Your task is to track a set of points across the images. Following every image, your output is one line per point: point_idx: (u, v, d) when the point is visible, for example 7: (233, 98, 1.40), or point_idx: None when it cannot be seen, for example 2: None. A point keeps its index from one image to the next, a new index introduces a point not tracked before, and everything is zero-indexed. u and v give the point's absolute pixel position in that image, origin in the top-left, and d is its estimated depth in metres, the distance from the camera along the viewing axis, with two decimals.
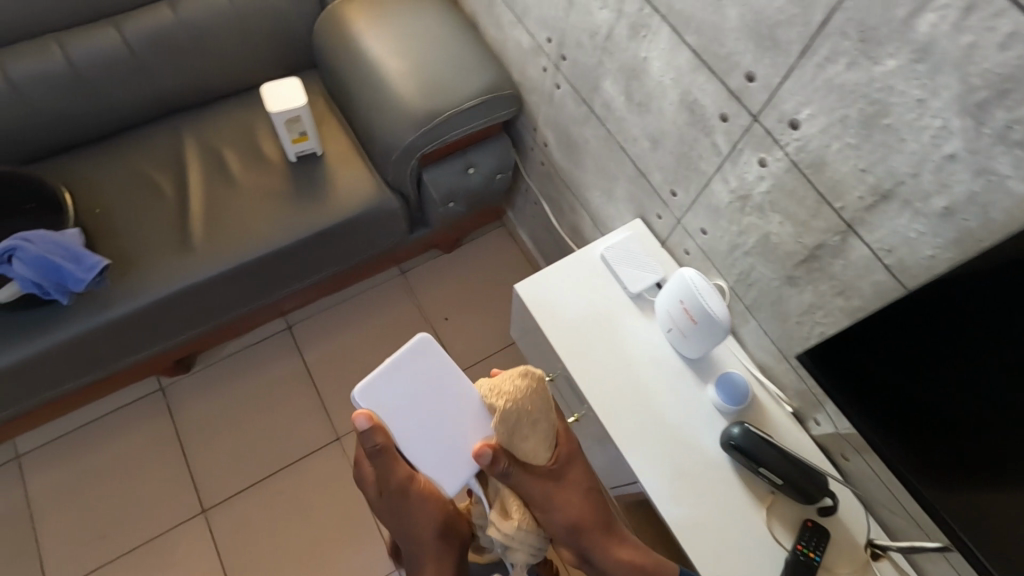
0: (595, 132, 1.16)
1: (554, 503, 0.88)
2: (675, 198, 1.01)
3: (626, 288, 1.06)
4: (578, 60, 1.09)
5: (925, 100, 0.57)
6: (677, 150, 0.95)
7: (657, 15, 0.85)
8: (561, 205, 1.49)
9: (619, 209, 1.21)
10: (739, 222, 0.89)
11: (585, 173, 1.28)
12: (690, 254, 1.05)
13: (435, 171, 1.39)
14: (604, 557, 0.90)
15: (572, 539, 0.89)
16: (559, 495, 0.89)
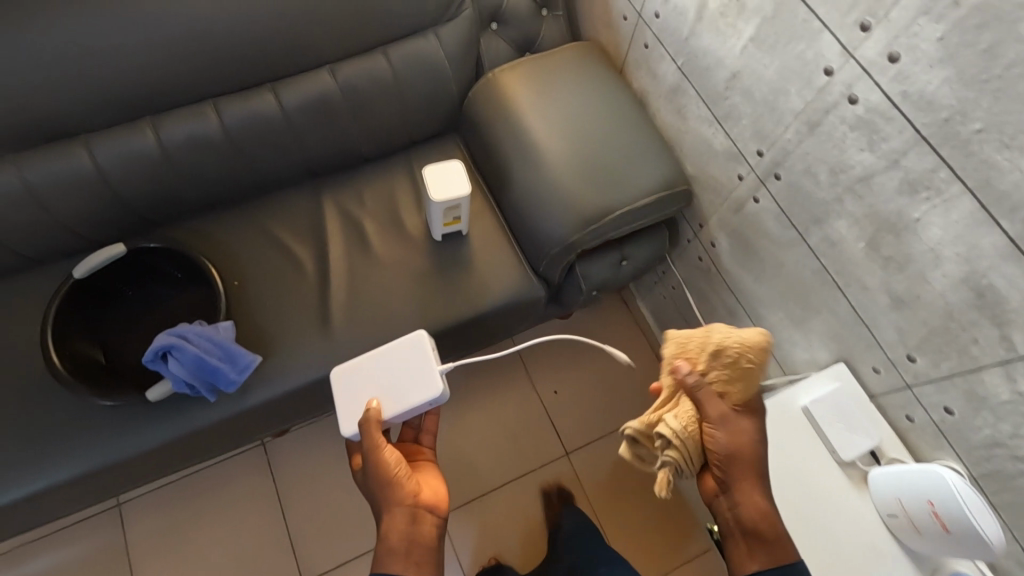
0: (800, 260, 1.03)
1: (722, 423, 0.81)
2: (913, 365, 0.88)
3: (834, 452, 0.95)
4: (800, 187, 0.96)
5: None
6: (938, 323, 0.82)
7: (959, 184, 0.72)
8: (714, 304, 1.36)
9: (812, 341, 1.08)
10: (1018, 424, 0.76)
11: (766, 290, 1.16)
12: (915, 421, 0.92)
13: (591, 265, 1.28)
14: (741, 500, 0.80)
15: (723, 466, 0.81)
16: (733, 425, 0.82)
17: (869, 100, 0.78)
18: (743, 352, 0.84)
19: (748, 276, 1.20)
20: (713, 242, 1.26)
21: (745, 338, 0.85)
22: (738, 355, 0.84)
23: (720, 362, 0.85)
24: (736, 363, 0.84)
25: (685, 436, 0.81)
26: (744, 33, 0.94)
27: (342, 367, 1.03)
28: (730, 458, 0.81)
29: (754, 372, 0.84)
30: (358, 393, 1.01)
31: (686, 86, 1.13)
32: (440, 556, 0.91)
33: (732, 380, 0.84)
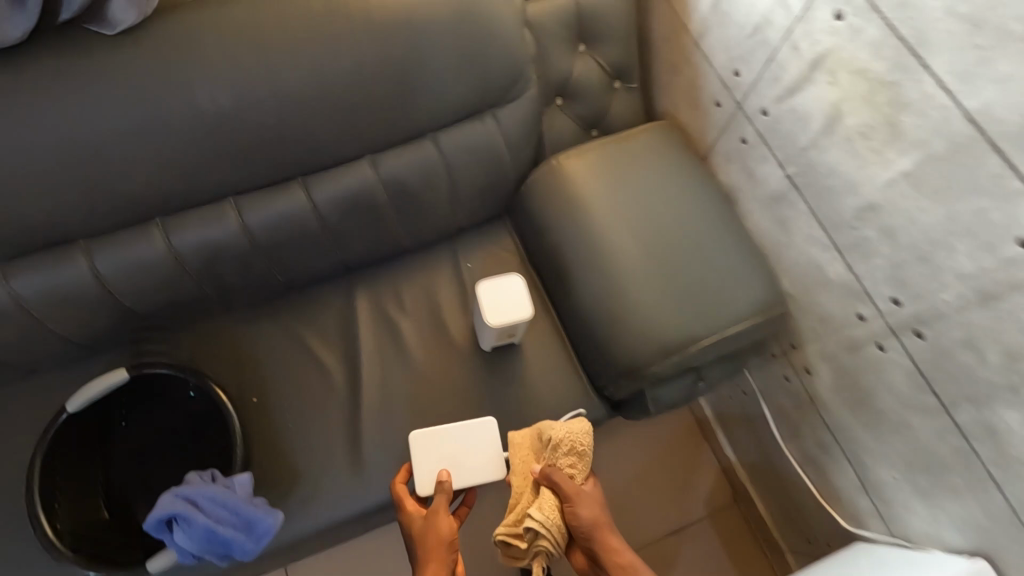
0: (938, 431, 0.84)
1: (578, 504, 0.84)
2: None
3: None
4: (955, 358, 0.77)
5: None
6: None
7: None
8: (801, 430, 1.18)
9: (940, 520, 0.90)
10: None
11: (880, 444, 0.97)
12: None
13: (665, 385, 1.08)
14: None
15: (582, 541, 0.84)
16: (578, 507, 0.84)
17: None
18: (564, 440, 0.89)
19: (855, 420, 1.01)
20: (808, 368, 1.08)
21: (554, 426, 0.90)
22: (565, 444, 0.88)
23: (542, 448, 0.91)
24: (555, 450, 0.89)
25: (551, 524, 0.84)
26: (896, 165, 0.75)
27: (421, 430, 0.93)
28: (592, 533, 0.84)
29: (578, 445, 0.89)
30: (428, 457, 0.93)
31: (796, 200, 0.94)
32: None
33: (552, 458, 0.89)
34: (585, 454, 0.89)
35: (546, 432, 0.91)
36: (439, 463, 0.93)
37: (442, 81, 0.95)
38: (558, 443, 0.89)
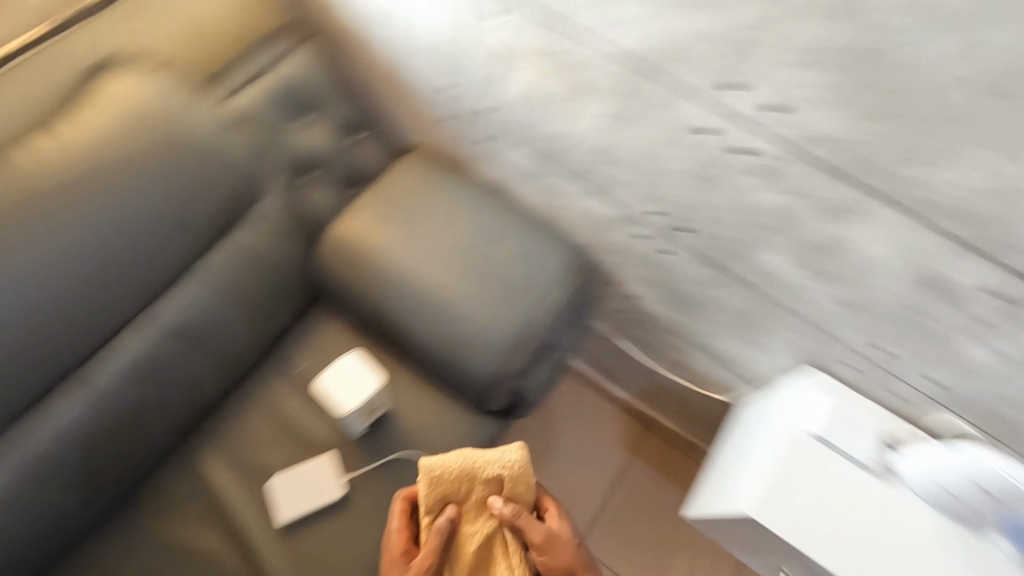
0: (735, 292, 1.00)
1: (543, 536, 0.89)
2: (886, 354, 0.90)
3: (858, 461, 0.93)
4: (714, 233, 0.92)
5: None
6: (906, 317, 0.82)
7: (881, 203, 0.71)
8: (655, 344, 1.32)
9: (773, 355, 1.08)
10: (1009, 381, 0.79)
11: (710, 324, 1.12)
12: (905, 397, 0.95)
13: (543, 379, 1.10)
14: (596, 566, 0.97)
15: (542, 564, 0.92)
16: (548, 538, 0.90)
17: (758, 150, 0.75)
18: (514, 479, 0.88)
19: (683, 316, 1.16)
20: (631, 293, 1.21)
21: (509, 464, 0.88)
22: (514, 479, 0.88)
23: (490, 473, 0.88)
24: (507, 485, 0.88)
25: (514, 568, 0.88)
26: (594, 112, 0.88)
27: (276, 476, 1.02)
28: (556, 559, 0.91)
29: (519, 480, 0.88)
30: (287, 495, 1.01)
31: (546, 169, 1.05)
32: None
33: (505, 493, 0.88)
34: (525, 488, 0.90)
35: (478, 473, 0.87)
36: (293, 495, 1.01)
37: (171, 218, 0.91)
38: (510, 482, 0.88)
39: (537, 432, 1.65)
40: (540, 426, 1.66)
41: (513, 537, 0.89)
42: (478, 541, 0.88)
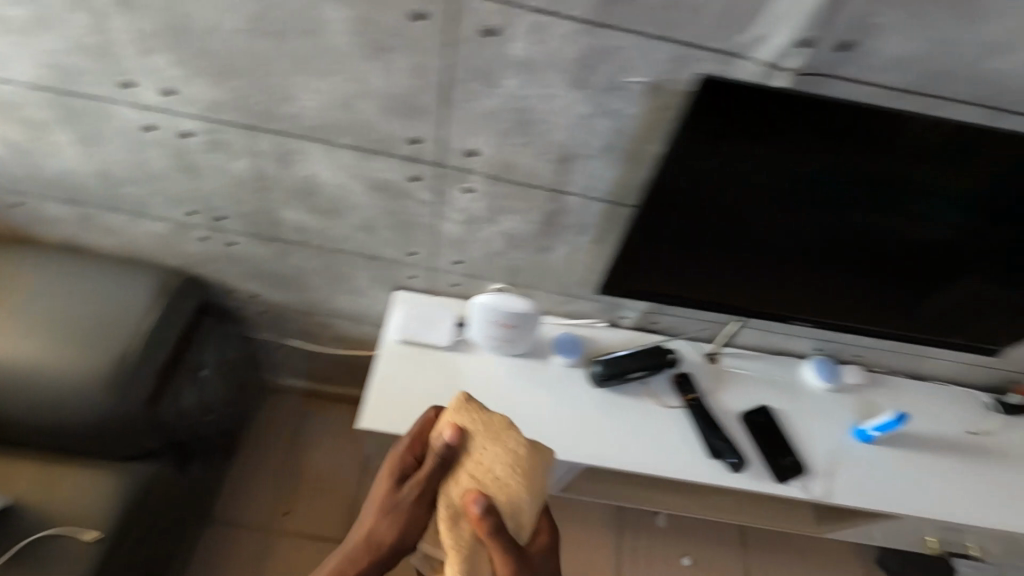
0: (303, 255, 1.14)
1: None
2: (418, 255, 1.09)
3: (440, 345, 1.12)
4: (241, 211, 1.04)
5: (548, 91, 0.75)
6: (395, 221, 1.02)
7: (297, 138, 0.88)
8: (312, 330, 1.42)
9: (373, 295, 1.23)
10: (481, 238, 1.03)
11: (318, 291, 1.25)
12: (459, 283, 1.16)
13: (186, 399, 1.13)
14: None
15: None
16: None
17: (194, 129, 0.88)
18: (519, 461, 0.68)
19: (299, 295, 1.27)
20: (252, 293, 1.29)
21: (467, 414, 0.71)
22: (517, 463, 0.68)
23: (497, 441, 0.69)
24: (518, 463, 0.68)
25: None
26: (70, 143, 0.94)
27: None
28: None
29: (531, 490, 0.68)
30: None
31: (87, 210, 1.09)
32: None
33: (486, 493, 0.66)
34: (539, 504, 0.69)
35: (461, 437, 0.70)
36: None
37: None
38: (514, 460, 0.68)
39: (269, 456, 1.65)
40: (271, 450, 1.65)
41: (518, 529, 0.66)
42: (466, 544, 0.65)
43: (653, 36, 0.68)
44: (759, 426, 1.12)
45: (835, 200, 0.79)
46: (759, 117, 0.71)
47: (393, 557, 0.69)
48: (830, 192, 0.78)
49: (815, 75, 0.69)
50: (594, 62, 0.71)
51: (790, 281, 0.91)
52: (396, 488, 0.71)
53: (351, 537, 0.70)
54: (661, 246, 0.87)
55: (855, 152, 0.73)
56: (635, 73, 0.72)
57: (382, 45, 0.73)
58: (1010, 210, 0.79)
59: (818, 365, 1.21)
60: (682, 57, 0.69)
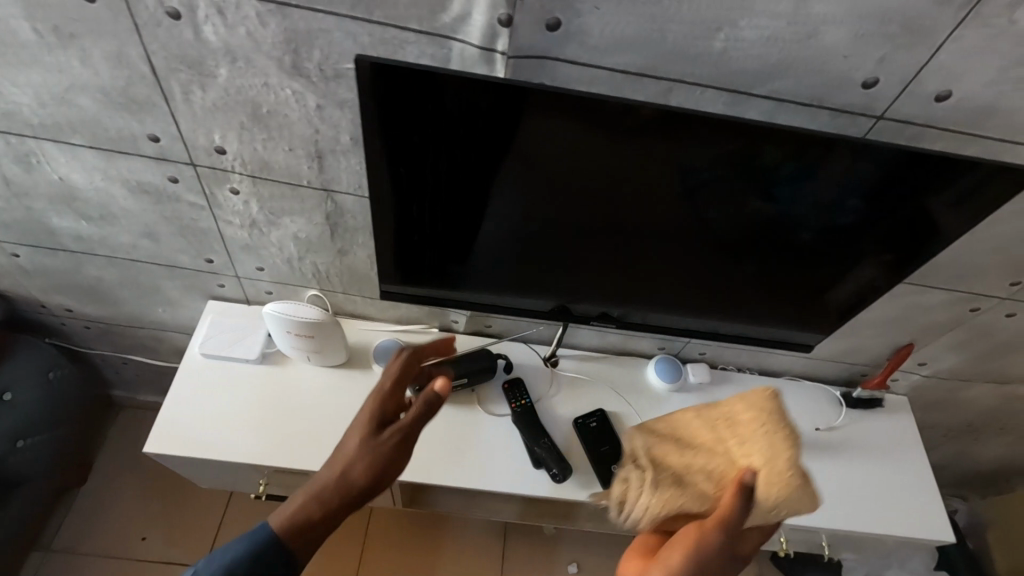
0: (97, 265, 1.05)
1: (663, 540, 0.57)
2: (215, 262, 1.02)
3: (248, 359, 1.05)
4: (7, 220, 0.95)
5: (265, 79, 0.68)
6: (175, 227, 0.94)
7: (27, 138, 0.79)
8: (147, 344, 1.33)
9: (189, 305, 1.15)
10: (271, 242, 0.95)
11: (132, 302, 1.16)
12: (271, 291, 1.08)
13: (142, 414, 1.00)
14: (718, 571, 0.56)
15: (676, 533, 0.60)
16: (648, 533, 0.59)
17: None
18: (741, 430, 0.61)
19: (114, 307, 1.18)
20: (64, 307, 1.20)
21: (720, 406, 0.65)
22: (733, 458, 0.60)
23: (767, 431, 0.59)
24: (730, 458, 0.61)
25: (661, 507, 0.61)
26: None
27: None
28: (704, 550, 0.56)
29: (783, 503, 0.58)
30: None
31: None
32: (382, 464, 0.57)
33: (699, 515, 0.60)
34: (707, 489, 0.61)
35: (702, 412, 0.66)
36: None
37: None
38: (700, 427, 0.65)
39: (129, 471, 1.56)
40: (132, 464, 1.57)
41: (700, 492, 0.61)
42: (680, 476, 0.62)
43: (348, 17, 0.61)
44: (590, 431, 1.07)
45: (638, 201, 0.72)
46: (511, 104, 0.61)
47: (377, 494, 0.58)
48: (628, 194, 0.70)
49: (533, 57, 0.63)
50: (299, 47, 0.64)
51: (620, 283, 0.84)
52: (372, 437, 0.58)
53: (322, 474, 0.57)
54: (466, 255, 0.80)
55: (638, 152, 0.65)
56: (349, 59, 0.65)
57: (65, 30, 0.65)
58: (901, 199, 0.70)
59: (660, 364, 1.16)
60: (390, 40, 0.63)
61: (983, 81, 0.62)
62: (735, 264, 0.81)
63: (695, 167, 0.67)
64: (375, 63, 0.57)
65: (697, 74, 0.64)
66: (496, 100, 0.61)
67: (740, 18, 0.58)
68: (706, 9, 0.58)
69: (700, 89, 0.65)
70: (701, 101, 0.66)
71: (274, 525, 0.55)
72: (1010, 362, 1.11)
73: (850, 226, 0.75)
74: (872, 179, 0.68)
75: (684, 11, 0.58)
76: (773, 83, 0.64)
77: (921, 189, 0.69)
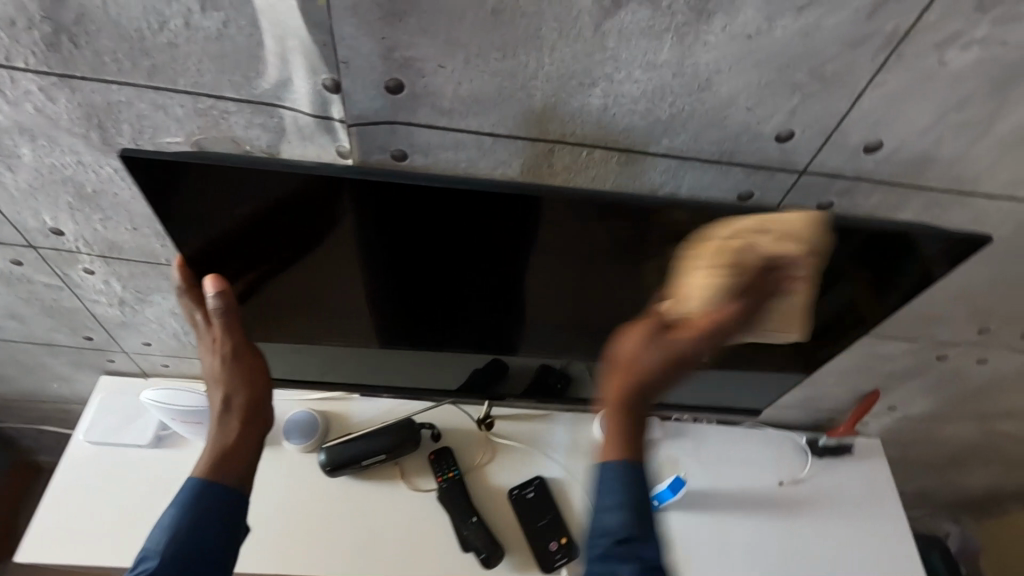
0: None
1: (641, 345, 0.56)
2: (96, 339, 0.91)
3: (139, 443, 0.94)
4: None
5: (77, 157, 0.58)
6: (38, 307, 0.83)
7: None
8: (54, 415, 1.22)
9: (84, 379, 1.04)
10: (149, 318, 0.85)
11: (21, 379, 1.05)
12: (168, 364, 0.98)
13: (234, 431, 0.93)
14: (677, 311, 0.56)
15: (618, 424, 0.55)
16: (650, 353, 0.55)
17: None
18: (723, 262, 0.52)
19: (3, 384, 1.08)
20: None
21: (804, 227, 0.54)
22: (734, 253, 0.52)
23: (748, 234, 0.52)
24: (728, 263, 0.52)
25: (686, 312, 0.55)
26: None
27: None
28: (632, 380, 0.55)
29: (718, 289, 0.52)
30: None
31: None
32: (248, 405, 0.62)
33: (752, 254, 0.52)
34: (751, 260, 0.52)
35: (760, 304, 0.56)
36: None
37: None
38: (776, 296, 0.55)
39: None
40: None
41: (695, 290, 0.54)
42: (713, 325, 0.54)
43: (149, 87, 0.51)
44: (527, 503, 0.97)
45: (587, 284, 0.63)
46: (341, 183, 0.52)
47: (269, 411, 0.64)
48: (571, 275, 0.62)
49: (382, 123, 0.52)
50: (103, 122, 0.54)
51: (554, 351, 0.74)
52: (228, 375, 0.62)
53: (217, 434, 0.60)
54: (415, 347, 0.73)
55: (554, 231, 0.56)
56: (166, 132, 0.55)
57: None
58: (864, 250, 0.58)
59: (606, 421, 1.06)
60: (207, 110, 0.53)
61: (916, 129, 0.52)
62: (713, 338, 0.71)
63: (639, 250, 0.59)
64: (145, 156, 0.48)
65: (579, 133, 0.53)
66: (366, 191, 0.52)
67: (615, 71, 0.48)
68: (573, 62, 0.47)
69: (587, 149, 0.55)
70: (593, 163, 0.56)
71: (200, 474, 0.57)
72: (987, 402, 1.02)
73: (827, 286, 0.64)
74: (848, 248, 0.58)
75: (547, 65, 0.48)
76: (670, 140, 0.54)
77: (879, 239, 0.57)
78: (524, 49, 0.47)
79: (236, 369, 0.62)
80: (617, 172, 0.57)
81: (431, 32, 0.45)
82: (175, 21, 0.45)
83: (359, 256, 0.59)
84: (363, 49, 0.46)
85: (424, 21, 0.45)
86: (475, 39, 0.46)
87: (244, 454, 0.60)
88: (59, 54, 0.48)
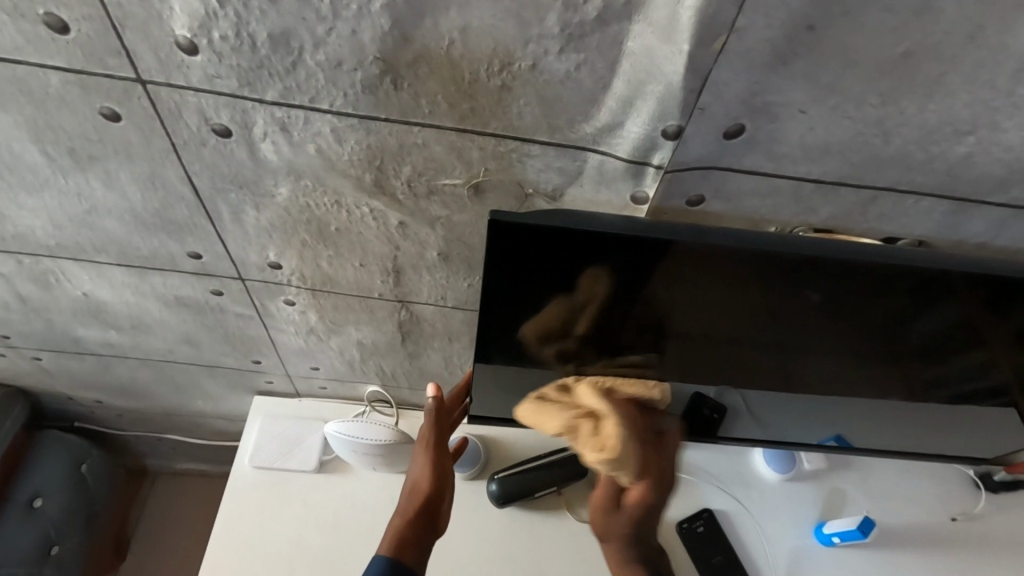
0: (128, 366, 0.92)
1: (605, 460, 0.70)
2: (264, 363, 0.88)
3: (305, 468, 0.91)
4: (24, 330, 0.82)
5: (337, 198, 0.53)
6: (218, 335, 0.80)
7: (43, 257, 0.66)
8: (184, 426, 1.20)
9: (233, 397, 1.02)
10: (330, 347, 0.81)
11: (168, 395, 1.03)
12: (327, 386, 0.95)
13: (568, 534, 0.91)
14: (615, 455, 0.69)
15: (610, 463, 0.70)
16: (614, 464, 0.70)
17: None
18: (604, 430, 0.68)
19: (148, 399, 1.06)
20: (95, 399, 1.07)
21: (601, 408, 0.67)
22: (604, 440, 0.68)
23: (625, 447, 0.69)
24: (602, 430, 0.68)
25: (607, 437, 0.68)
26: None
27: None
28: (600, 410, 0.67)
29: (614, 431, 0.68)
30: None
31: None
32: (442, 504, 0.69)
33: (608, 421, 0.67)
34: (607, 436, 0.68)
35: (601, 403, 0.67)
36: None
37: None
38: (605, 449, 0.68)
39: (168, 549, 1.41)
40: (176, 539, 1.42)
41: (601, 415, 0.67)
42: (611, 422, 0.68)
43: (454, 129, 0.46)
44: (698, 538, 0.94)
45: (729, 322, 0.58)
46: (655, 265, 0.49)
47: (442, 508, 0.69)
48: (830, 333, 0.60)
49: (698, 169, 0.47)
50: (384, 164, 0.49)
51: (766, 384, 0.72)
52: (433, 472, 0.70)
53: (402, 510, 0.67)
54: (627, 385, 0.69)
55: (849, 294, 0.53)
56: (447, 173, 0.50)
57: (82, 153, 0.50)
58: None
59: (769, 452, 1.02)
60: (505, 153, 0.47)
61: None
62: (831, 367, 0.67)
63: (745, 300, 0.54)
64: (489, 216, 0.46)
65: (917, 181, 0.47)
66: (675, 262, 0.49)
67: (1006, 119, 0.42)
68: (961, 111, 0.42)
69: (916, 196, 0.49)
70: (913, 212, 0.51)
71: (386, 551, 0.61)
72: None
73: None
74: (966, 300, 0.55)
75: (927, 112, 0.42)
76: (1017, 190, 0.48)
77: None
78: (910, 97, 0.41)
79: (427, 464, 0.71)
80: (935, 219, 0.51)
81: (814, 77, 0.40)
82: (523, 62, 0.40)
83: (627, 317, 0.56)
84: (729, 95, 0.41)
85: (813, 66, 0.39)
86: (861, 85, 0.40)
87: (416, 534, 0.64)
88: (374, 96, 0.43)
